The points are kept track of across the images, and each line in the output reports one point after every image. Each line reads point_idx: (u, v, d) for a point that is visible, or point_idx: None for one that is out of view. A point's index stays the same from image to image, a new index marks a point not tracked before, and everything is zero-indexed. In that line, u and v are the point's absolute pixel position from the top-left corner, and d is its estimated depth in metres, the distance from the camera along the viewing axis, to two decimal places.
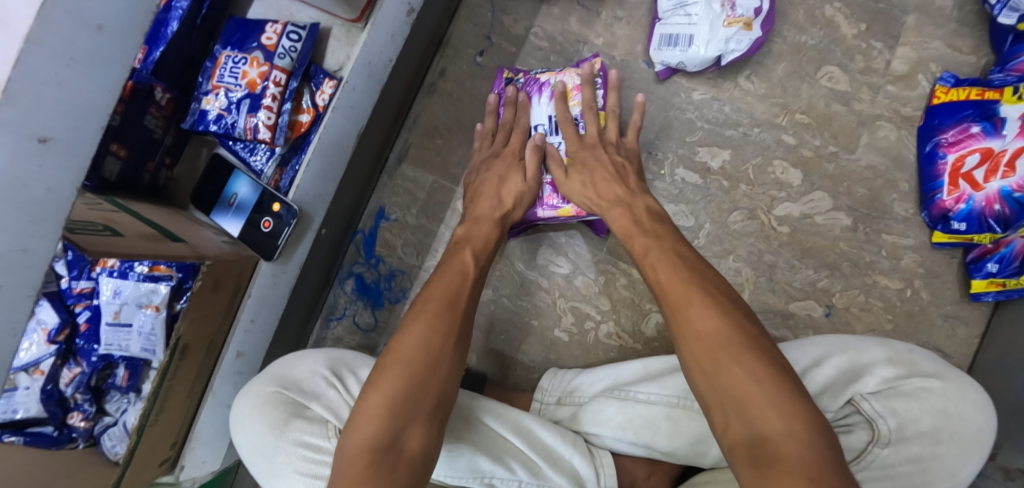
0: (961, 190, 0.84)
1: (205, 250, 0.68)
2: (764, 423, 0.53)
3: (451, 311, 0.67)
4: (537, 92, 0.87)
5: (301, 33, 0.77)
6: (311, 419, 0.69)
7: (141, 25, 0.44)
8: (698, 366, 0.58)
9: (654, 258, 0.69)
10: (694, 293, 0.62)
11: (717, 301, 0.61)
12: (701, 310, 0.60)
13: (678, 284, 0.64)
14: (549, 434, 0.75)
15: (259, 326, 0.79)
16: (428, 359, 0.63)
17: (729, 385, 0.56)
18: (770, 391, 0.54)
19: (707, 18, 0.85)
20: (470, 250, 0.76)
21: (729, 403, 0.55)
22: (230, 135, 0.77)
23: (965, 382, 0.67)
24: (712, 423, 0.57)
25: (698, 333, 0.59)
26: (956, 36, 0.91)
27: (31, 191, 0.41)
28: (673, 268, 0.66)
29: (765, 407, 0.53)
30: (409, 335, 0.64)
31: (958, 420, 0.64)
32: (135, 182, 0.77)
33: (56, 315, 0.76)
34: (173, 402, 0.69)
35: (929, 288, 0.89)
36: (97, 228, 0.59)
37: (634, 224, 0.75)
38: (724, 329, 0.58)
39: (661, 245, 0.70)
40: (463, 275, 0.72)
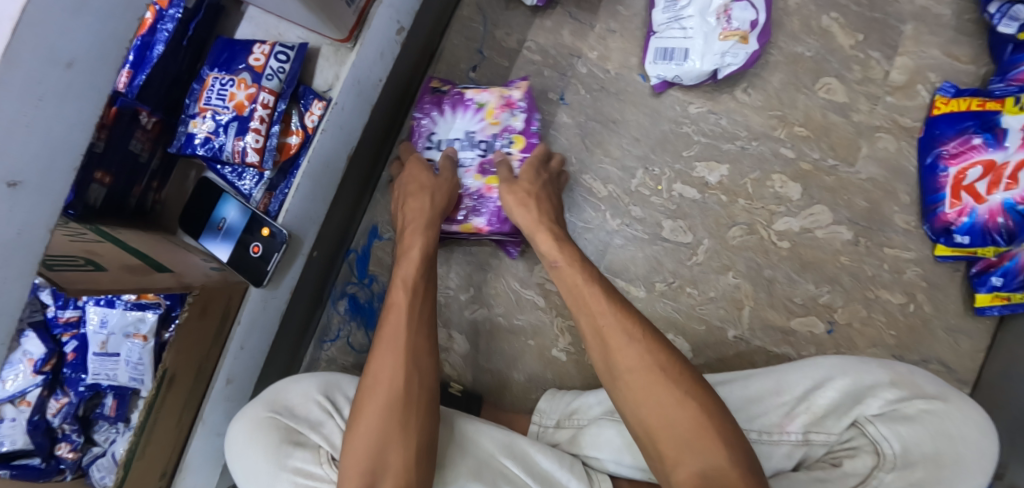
0: (963, 202, 0.83)
1: (191, 278, 0.66)
2: (714, 456, 0.55)
3: (397, 339, 0.68)
4: (457, 107, 0.86)
5: (289, 53, 0.76)
6: (305, 447, 0.67)
7: (115, 60, 0.43)
8: (644, 403, 0.59)
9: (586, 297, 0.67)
10: (639, 329, 0.62)
11: (658, 340, 0.62)
12: (639, 348, 0.61)
13: (613, 318, 0.64)
14: (546, 459, 0.74)
15: (250, 351, 0.78)
16: (393, 392, 0.64)
17: (682, 419, 0.57)
18: (716, 424, 0.56)
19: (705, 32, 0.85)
20: (411, 266, 0.74)
21: (682, 437, 0.56)
22: (218, 159, 0.76)
23: (966, 404, 0.63)
24: (663, 458, 0.57)
25: (644, 369, 0.60)
26: (954, 45, 0.90)
27: (2, 233, 0.40)
28: (605, 303, 0.65)
29: (714, 440, 0.55)
30: (369, 375, 0.66)
31: (961, 443, 0.60)
32: (121, 207, 0.75)
33: (42, 345, 0.74)
34: (161, 431, 0.67)
35: (932, 301, 0.88)
36: (78, 262, 0.57)
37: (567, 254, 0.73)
38: (668, 366, 0.60)
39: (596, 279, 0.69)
40: (413, 302, 0.71)
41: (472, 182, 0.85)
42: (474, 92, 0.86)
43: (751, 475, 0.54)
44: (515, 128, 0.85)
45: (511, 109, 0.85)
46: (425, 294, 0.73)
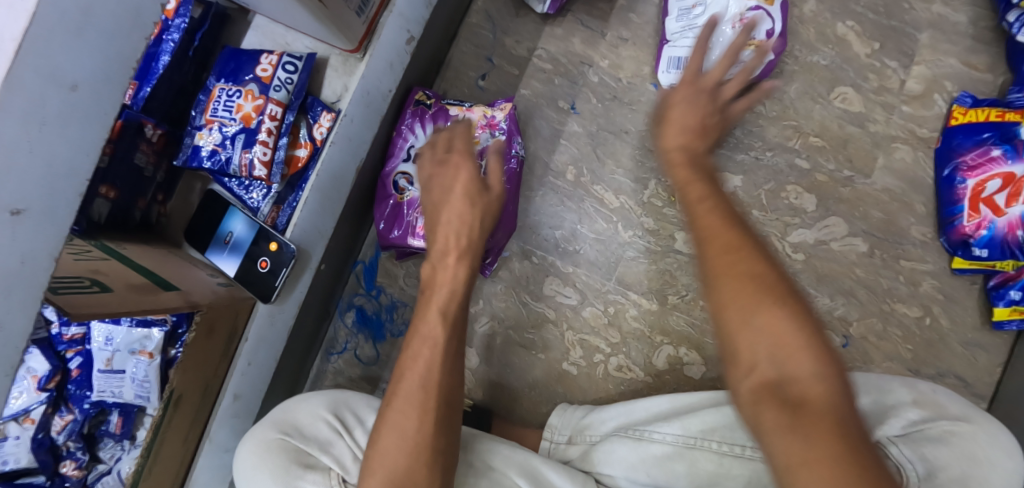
0: (982, 215, 0.81)
1: (198, 296, 0.64)
2: (796, 364, 0.46)
3: (426, 390, 0.59)
4: (441, 123, 0.85)
5: (297, 63, 0.74)
6: (315, 469, 0.65)
7: (119, 81, 0.43)
8: (728, 311, 0.50)
9: (702, 229, 0.56)
10: (744, 238, 0.53)
11: (746, 241, 0.53)
12: (751, 257, 0.52)
13: (725, 230, 0.54)
14: (557, 475, 0.72)
15: (257, 368, 0.77)
16: (413, 450, 0.57)
17: (767, 327, 0.48)
18: (809, 334, 0.47)
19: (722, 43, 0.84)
20: (445, 295, 0.65)
21: (763, 345, 0.48)
22: (225, 172, 0.74)
23: (990, 425, 0.62)
24: (735, 367, 0.49)
25: (740, 276, 0.50)
26: (972, 53, 0.88)
27: (6, 263, 0.39)
28: (716, 217, 0.56)
29: (801, 350, 0.46)
30: (390, 424, 0.58)
31: (987, 467, 0.58)
32: (126, 221, 0.73)
33: (47, 362, 0.72)
34: (167, 452, 0.66)
35: (949, 315, 0.87)
36: (84, 284, 0.56)
37: (692, 188, 0.61)
38: (762, 270, 0.50)
39: (716, 208, 0.57)
40: (448, 338, 0.62)
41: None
42: (460, 110, 0.86)
43: (841, 391, 0.45)
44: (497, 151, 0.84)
45: (492, 130, 0.85)
46: (459, 325, 0.64)
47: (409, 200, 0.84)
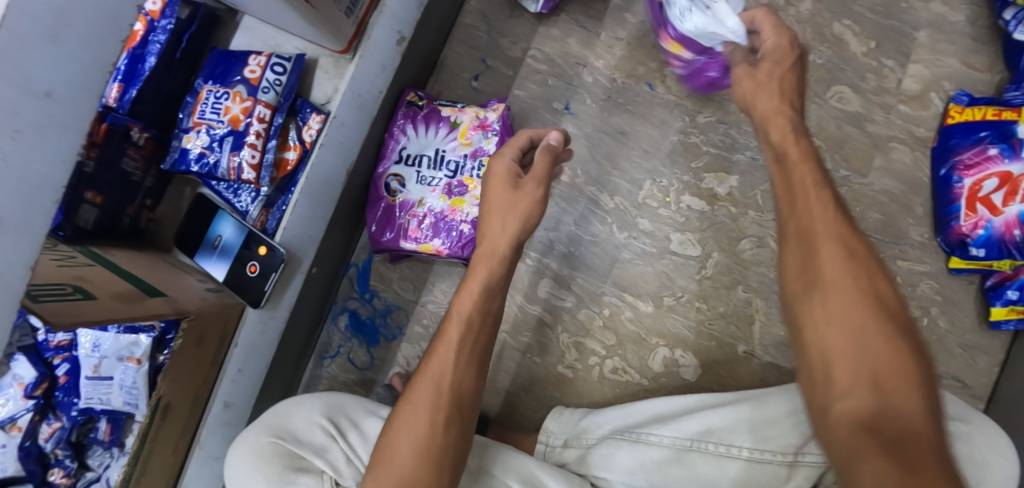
0: (979, 214, 0.80)
1: (185, 303, 0.63)
2: (908, 398, 0.47)
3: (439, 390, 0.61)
4: (433, 124, 0.84)
5: (286, 65, 0.73)
6: (308, 473, 0.64)
7: (95, 88, 0.42)
8: (824, 319, 0.51)
9: (819, 238, 0.54)
10: (845, 238, 0.53)
11: (873, 260, 0.53)
12: (849, 265, 0.52)
13: (824, 217, 0.55)
14: (555, 480, 0.71)
15: (248, 374, 0.76)
16: (421, 446, 0.58)
17: (877, 349, 0.49)
18: (909, 355, 0.49)
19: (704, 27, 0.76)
20: (469, 300, 0.65)
21: (870, 369, 0.49)
22: (213, 175, 0.74)
23: (986, 426, 0.61)
24: (831, 383, 0.50)
25: (842, 282, 0.52)
26: (970, 53, 0.87)
27: None
28: (818, 201, 0.56)
29: (908, 381, 0.48)
30: (402, 421, 0.60)
31: (984, 468, 0.59)
32: (114, 227, 0.72)
33: (33, 369, 0.71)
34: (157, 460, 0.65)
35: (947, 316, 0.86)
36: (66, 291, 0.55)
37: (808, 181, 0.57)
38: (885, 295, 0.51)
39: (832, 215, 0.55)
40: (467, 345, 0.63)
41: (436, 202, 0.82)
42: (452, 111, 0.85)
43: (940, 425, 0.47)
44: (488, 152, 0.82)
45: (484, 131, 0.83)
46: (483, 331, 0.65)
47: (401, 202, 0.83)
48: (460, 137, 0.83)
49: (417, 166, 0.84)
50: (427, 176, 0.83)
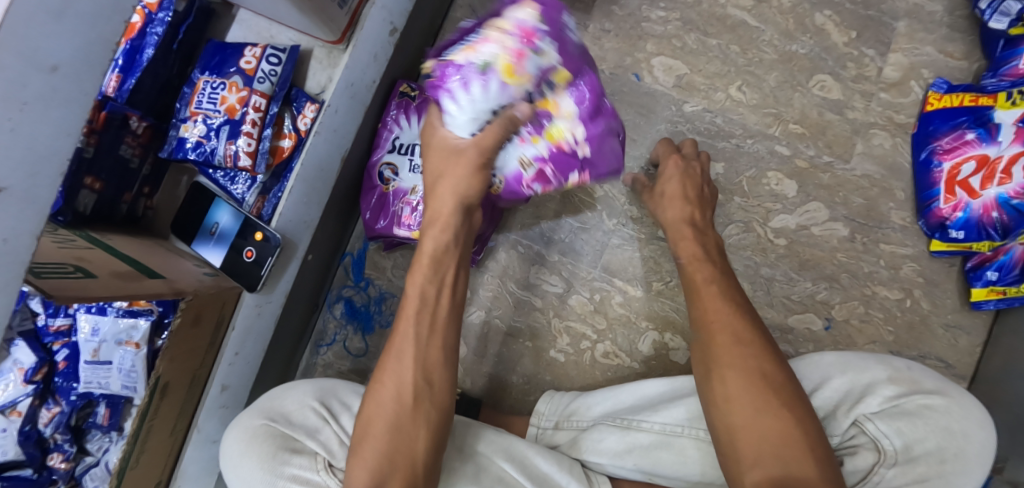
0: (958, 197, 0.83)
1: (183, 284, 0.65)
2: (803, 468, 0.57)
3: (402, 366, 0.68)
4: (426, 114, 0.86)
5: (281, 56, 0.75)
6: (302, 453, 0.65)
7: (100, 65, 0.44)
8: (707, 379, 0.66)
9: (715, 329, 0.67)
10: (735, 318, 0.67)
11: (771, 349, 0.65)
12: (741, 338, 0.65)
13: (717, 290, 0.70)
14: (545, 461, 0.73)
15: (244, 358, 0.77)
16: (394, 423, 0.65)
17: (770, 425, 0.59)
18: (801, 427, 0.59)
19: (471, 107, 0.72)
20: (420, 274, 0.72)
21: (766, 443, 0.59)
22: (210, 163, 0.75)
23: (966, 399, 0.63)
24: (739, 459, 0.60)
25: (733, 352, 0.65)
26: (948, 42, 0.90)
27: None
28: (707, 271, 0.73)
29: (784, 427, 0.59)
30: (376, 400, 0.67)
31: (963, 438, 0.60)
32: (111, 213, 0.74)
33: (33, 354, 0.72)
34: (155, 442, 0.66)
35: (929, 297, 0.88)
36: (67, 269, 0.56)
37: (699, 272, 0.73)
38: (781, 380, 0.62)
39: (731, 311, 0.68)
40: (424, 318, 0.70)
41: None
42: None
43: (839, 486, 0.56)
44: None
45: None
46: (439, 301, 0.72)
47: (394, 190, 0.85)
48: None
49: (410, 154, 0.86)
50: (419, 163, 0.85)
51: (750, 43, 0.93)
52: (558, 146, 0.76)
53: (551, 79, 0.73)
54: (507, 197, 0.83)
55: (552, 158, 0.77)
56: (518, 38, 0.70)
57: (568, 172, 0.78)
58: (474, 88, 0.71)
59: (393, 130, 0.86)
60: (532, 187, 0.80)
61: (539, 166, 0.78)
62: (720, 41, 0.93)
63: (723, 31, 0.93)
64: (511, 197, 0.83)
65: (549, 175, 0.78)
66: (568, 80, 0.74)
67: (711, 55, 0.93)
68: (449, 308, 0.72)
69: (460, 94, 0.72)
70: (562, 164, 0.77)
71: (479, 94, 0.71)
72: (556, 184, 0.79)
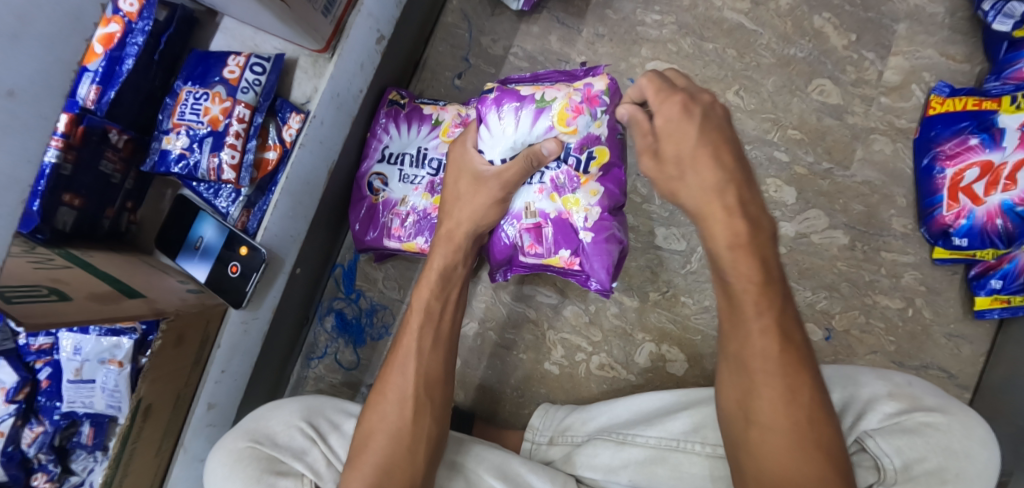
0: (961, 205, 0.80)
1: (164, 303, 0.63)
2: None
3: (405, 378, 0.68)
4: (415, 124, 0.84)
5: (265, 65, 0.73)
6: (288, 476, 0.63)
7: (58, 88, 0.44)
8: (732, 423, 0.59)
9: (754, 379, 0.57)
10: (774, 361, 0.57)
11: (810, 391, 0.56)
12: (780, 382, 0.56)
13: (756, 319, 0.58)
14: (538, 478, 0.70)
15: (231, 375, 0.76)
16: (394, 435, 0.64)
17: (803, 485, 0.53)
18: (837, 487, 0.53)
19: (515, 135, 0.71)
20: (427, 289, 0.72)
21: None
22: (194, 177, 0.73)
23: (968, 416, 0.60)
24: None
25: (768, 401, 0.56)
26: (949, 44, 0.88)
27: None
28: (749, 288, 0.58)
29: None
30: (375, 411, 0.66)
31: (964, 458, 0.58)
32: (93, 230, 0.72)
33: (15, 374, 0.71)
34: (139, 463, 0.65)
35: (931, 306, 0.86)
36: (41, 292, 0.55)
37: (750, 305, 0.58)
38: (830, 448, 0.55)
39: (781, 362, 0.56)
40: (429, 332, 0.70)
41: (419, 201, 0.82)
42: (434, 110, 0.85)
43: None
44: None
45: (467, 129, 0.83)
46: (443, 317, 0.72)
47: (384, 201, 0.83)
48: (443, 135, 0.83)
49: (399, 164, 0.84)
50: (409, 173, 0.83)
51: (747, 47, 0.91)
52: (568, 216, 0.75)
53: (591, 152, 0.71)
54: (495, 244, 0.78)
55: (554, 223, 0.75)
56: (581, 96, 0.69)
57: (563, 245, 0.75)
58: (524, 119, 0.70)
59: (383, 140, 0.84)
60: (522, 236, 0.76)
61: (541, 221, 0.75)
62: (717, 45, 0.91)
63: (720, 35, 0.91)
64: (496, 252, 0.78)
65: (544, 235, 0.75)
66: (604, 169, 0.73)
67: (707, 59, 0.91)
68: (451, 323, 0.73)
69: (508, 117, 0.71)
70: (562, 233, 0.75)
71: (527, 128, 0.70)
72: (545, 249, 0.76)
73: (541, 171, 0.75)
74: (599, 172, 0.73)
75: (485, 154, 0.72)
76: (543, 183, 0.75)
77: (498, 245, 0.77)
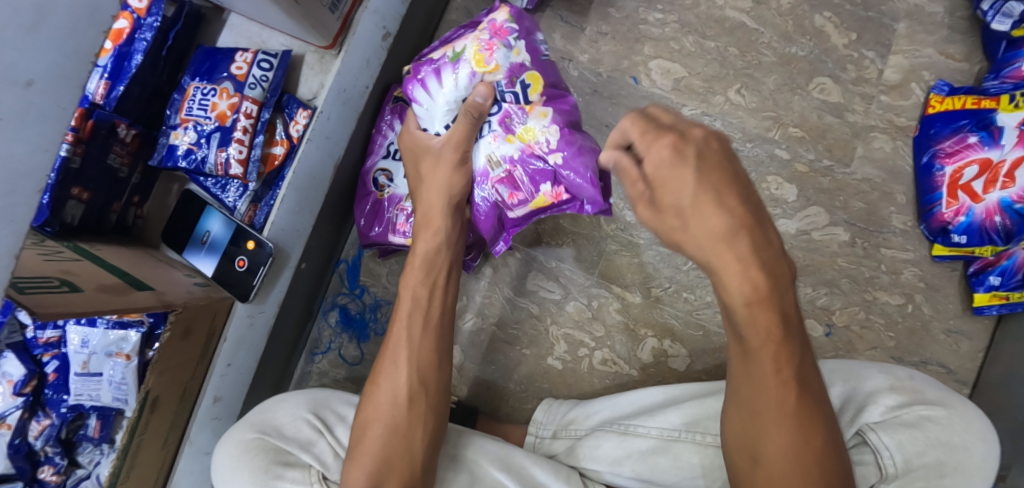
0: (960, 202, 0.81)
1: (172, 296, 0.64)
2: None
3: (398, 369, 0.68)
4: None
5: (272, 61, 0.74)
6: (295, 467, 0.64)
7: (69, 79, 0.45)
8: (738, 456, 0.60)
9: (766, 424, 0.58)
10: (789, 408, 0.57)
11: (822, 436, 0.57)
12: (790, 429, 0.57)
13: (772, 372, 0.57)
14: (542, 471, 0.71)
15: (237, 368, 0.76)
16: (391, 427, 0.65)
17: None
18: None
19: (444, 99, 0.71)
20: (413, 276, 0.72)
21: None
22: (201, 172, 0.74)
23: (969, 410, 0.61)
24: None
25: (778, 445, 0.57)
26: (948, 43, 0.89)
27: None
28: (772, 342, 0.57)
29: None
30: (370, 403, 0.67)
31: (964, 452, 0.58)
32: (100, 224, 0.73)
33: (22, 367, 0.71)
34: (146, 454, 0.65)
35: (930, 302, 0.87)
36: (53, 284, 0.56)
37: (769, 357, 0.57)
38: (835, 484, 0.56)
39: (797, 410, 0.57)
40: (418, 319, 0.71)
41: None
42: None
43: None
44: None
45: None
46: (431, 302, 0.72)
47: (389, 197, 0.84)
48: None
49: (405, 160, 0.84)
50: None
51: (749, 46, 0.91)
52: (530, 148, 0.71)
53: (521, 80, 0.70)
54: (478, 210, 0.76)
55: (522, 162, 0.72)
56: (489, 33, 0.69)
57: (541, 181, 0.72)
58: (446, 79, 0.70)
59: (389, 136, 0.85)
60: (497, 190, 0.74)
61: (508, 167, 0.73)
62: (719, 43, 0.92)
63: (721, 34, 0.92)
64: (480, 217, 0.77)
65: (517, 179, 0.73)
66: (546, 95, 0.71)
67: (709, 58, 0.92)
68: (441, 310, 0.72)
69: (434, 84, 0.71)
70: (533, 169, 0.72)
71: (452, 85, 0.70)
72: (525, 193, 0.73)
73: (488, 121, 0.72)
74: (543, 97, 0.71)
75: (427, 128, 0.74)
76: (494, 131, 0.72)
77: (478, 209, 0.76)
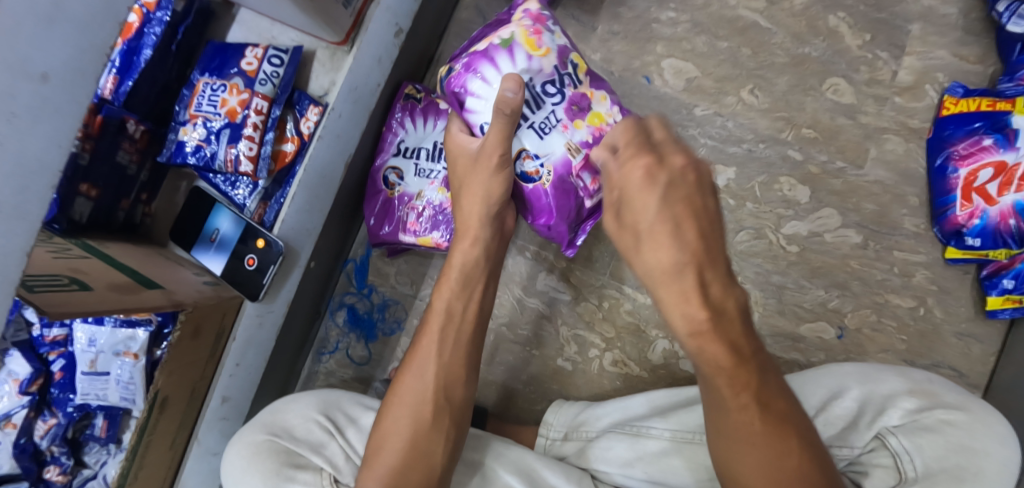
0: (975, 204, 0.81)
1: (182, 295, 0.63)
2: None
3: (423, 381, 0.68)
4: (433, 118, 0.84)
5: (283, 57, 0.73)
6: (306, 469, 0.63)
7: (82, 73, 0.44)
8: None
9: (736, 446, 0.57)
10: (752, 424, 0.56)
11: (798, 453, 0.55)
12: (760, 448, 0.55)
13: (727, 393, 0.57)
14: (554, 474, 0.70)
15: (246, 369, 0.76)
16: (409, 439, 0.64)
17: None
18: None
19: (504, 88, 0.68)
20: (448, 289, 0.71)
21: None
22: (210, 168, 0.73)
23: (988, 414, 0.61)
24: None
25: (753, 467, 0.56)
26: (962, 45, 0.88)
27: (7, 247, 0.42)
28: (721, 371, 0.57)
29: None
30: (390, 413, 0.66)
31: (985, 457, 0.58)
32: (108, 221, 0.72)
33: (28, 365, 0.70)
34: (154, 456, 0.64)
35: (942, 305, 0.86)
36: (63, 282, 0.55)
37: (724, 382, 0.57)
38: None
39: (763, 428, 0.56)
40: (450, 334, 0.70)
41: (435, 195, 0.82)
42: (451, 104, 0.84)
43: None
44: None
45: None
46: (464, 318, 0.71)
47: (399, 196, 0.83)
48: None
49: (416, 158, 0.84)
50: (425, 167, 0.83)
51: (761, 46, 0.91)
52: (599, 129, 0.71)
53: (572, 63, 0.71)
54: (559, 213, 0.71)
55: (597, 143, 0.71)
56: (529, 21, 0.70)
57: None
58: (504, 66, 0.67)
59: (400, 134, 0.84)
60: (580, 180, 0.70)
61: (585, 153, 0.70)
62: (731, 43, 0.91)
63: (733, 34, 0.91)
64: (561, 222, 0.72)
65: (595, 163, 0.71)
66: (590, 76, 0.73)
67: (721, 58, 0.91)
68: (474, 326, 0.72)
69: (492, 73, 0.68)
70: None
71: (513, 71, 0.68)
72: None
73: (551, 110, 0.70)
74: (587, 78, 0.73)
75: (476, 125, 0.71)
76: (561, 120, 0.70)
77: (561, 213, 0.72)
